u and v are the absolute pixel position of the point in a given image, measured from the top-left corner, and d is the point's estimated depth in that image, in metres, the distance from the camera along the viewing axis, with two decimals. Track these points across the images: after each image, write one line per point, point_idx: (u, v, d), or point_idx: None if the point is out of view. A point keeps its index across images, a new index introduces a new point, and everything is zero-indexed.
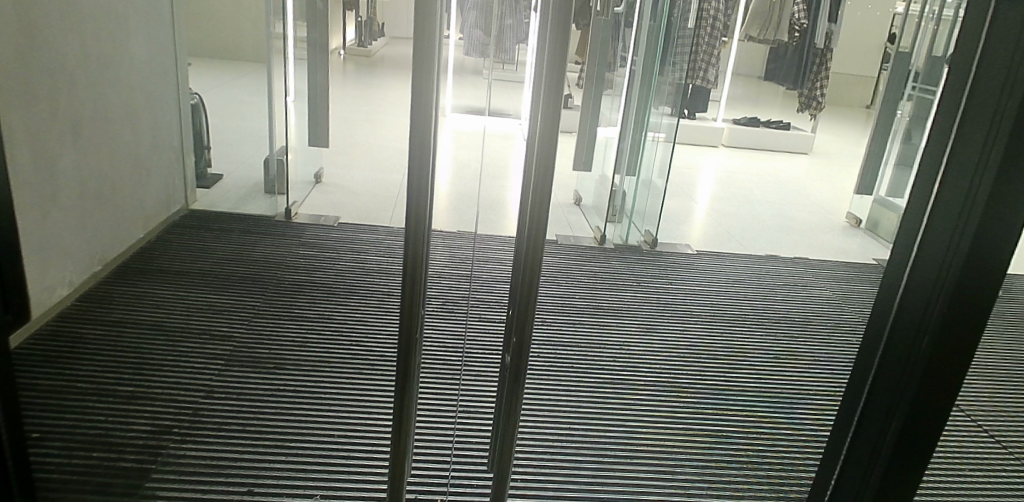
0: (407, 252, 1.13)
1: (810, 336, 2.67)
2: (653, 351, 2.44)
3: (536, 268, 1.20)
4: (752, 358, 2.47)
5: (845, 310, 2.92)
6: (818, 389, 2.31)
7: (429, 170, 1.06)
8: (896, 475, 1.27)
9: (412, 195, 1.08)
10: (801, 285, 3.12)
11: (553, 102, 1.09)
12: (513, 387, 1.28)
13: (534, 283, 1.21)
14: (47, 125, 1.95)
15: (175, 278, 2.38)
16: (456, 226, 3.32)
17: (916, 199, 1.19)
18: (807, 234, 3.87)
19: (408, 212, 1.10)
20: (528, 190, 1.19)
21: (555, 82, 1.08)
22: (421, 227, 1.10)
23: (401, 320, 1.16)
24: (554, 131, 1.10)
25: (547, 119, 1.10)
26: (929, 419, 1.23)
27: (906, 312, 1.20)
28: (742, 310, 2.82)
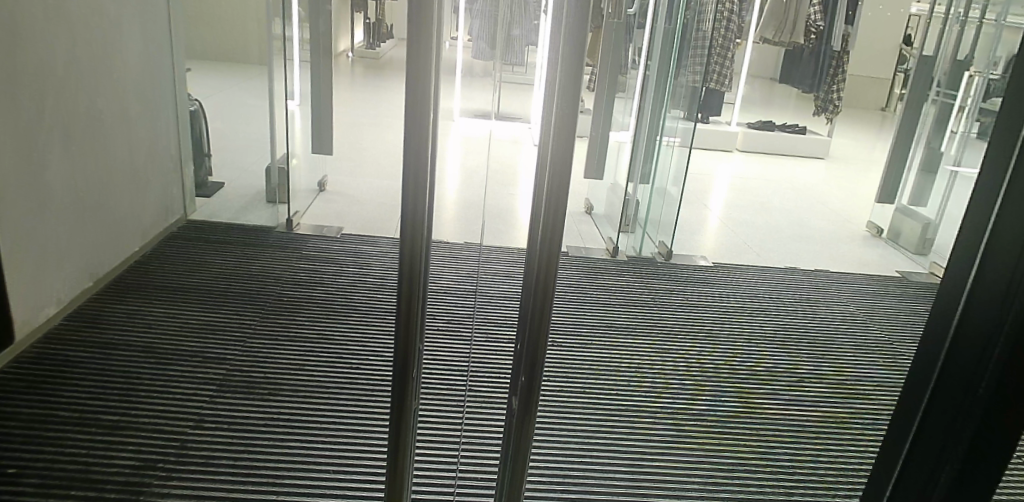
0: (404, 277, 1.02)
1: (834, 354, 2.55)
2: (669, 371, 2.32)
3: (548, 299, 1.09)
4: (774, 377, 2.35)
5: (868, 326, 2.79)
6: (844, 412, 2.19)
7: (425, 190, 0.97)
8: (962, 497, 1.18)
9: (407, 214, 0.98)
10: (822, 298, 2.99)
11: (569, 118, 0.98)
12: (522, 428, 1.17)
13: (545, 315, 1.11)
14: (38, 122, 1.87)
15: (170, 294, 2.28)
16: (463, 237, 3.21)
17: (985, 183, 1.10)
18: (826, 245, 3.74)
19: (405, 234, 1.00)
20: (538, 212, 1.09)
21: (570, 96, 0.97)
22: (416, 250, 1.01)
23: (395, 350, 1.06)
24: (569, 148, 1.00)
25: (561, 136, 0.99)
26: (1002, 432, 1.13)
27: (977, 308, 1.12)
28: (761, 326, 2.70)
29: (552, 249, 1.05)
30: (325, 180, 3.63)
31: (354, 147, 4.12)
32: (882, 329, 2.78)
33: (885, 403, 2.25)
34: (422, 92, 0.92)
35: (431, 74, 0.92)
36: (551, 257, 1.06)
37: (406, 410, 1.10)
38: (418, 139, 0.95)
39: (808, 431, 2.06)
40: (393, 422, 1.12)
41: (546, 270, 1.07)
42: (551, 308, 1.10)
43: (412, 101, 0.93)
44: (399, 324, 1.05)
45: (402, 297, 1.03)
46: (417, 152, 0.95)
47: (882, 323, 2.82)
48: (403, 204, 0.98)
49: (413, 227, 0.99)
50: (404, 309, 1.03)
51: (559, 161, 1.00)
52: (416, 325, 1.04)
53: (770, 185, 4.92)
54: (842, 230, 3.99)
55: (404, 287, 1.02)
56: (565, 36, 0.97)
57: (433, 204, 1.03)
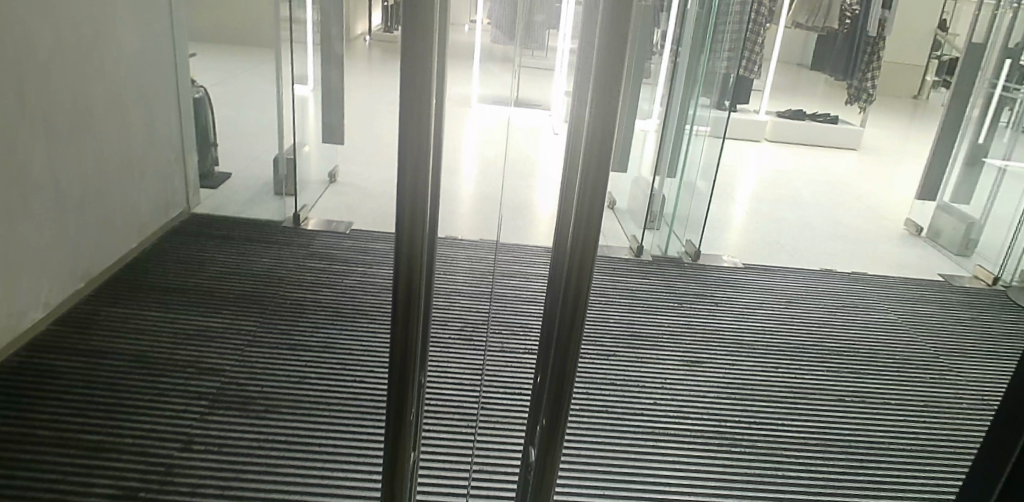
0: (400, 299, 0.86)
1: (876, 369, 2.36)
2: (699, 387, 2.15)
3: (575, 333, 0.92)
4: (812, 395, 2.17)
5: (910, 336, 2.60)
6: (885, 434, 2.00)
7: (426, 200, 0.82)
8: None
9: (403, 215, 0.82)
10: (860, 304, 2.81)
11: (605, 120, 0.80)
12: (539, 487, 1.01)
13: (571, 346, 0.93)
14: (24, 103, 1.76)
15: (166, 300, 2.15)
16: (479, 234, 3.05)
17: None
18: (862, 244, 3.54)
19: (400, 247, 0.84)
20: (568, 228, 0.93)
21: (606, 93, 0.79)
22: (415, 265, 0.85)
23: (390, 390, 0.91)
24: (604, 155, 0.82)
25: (593, 141, 0.81)
26: None
27: None
28: (797, 337, 2.52)
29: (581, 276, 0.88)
30: (335, 170, 3.48)
31: (367, 136, 3.96)
32: (926, 339, 2.59)
33: (933, 426, 2.06)
34: (422, 81, 0.76)
35: (432, 56, 0.76)
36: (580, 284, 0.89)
37: (401, 459, 0.95)
38: (415, 139, 0.79)
39: (846, 456, 1.88)
40: (386, 472, 0.97)
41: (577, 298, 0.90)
42: (580, 339, 0.92)
43: (410, 90, 0.77)
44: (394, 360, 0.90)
45: (397, 324, 0.88)
46: (414, 148, 0.79)
47: (925, 333, 2.63)
48: (398, 202, 0.82)
49: (409, 244, 0.83)
50: (401, 338, 0.89)
51: (591, 172, 0.82)
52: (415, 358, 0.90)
53: (801, 179, 4.69)
54: (877, 229, 3.77)
55: (399, 312, 0.87)
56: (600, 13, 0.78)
57: (434, 207, 0.87)
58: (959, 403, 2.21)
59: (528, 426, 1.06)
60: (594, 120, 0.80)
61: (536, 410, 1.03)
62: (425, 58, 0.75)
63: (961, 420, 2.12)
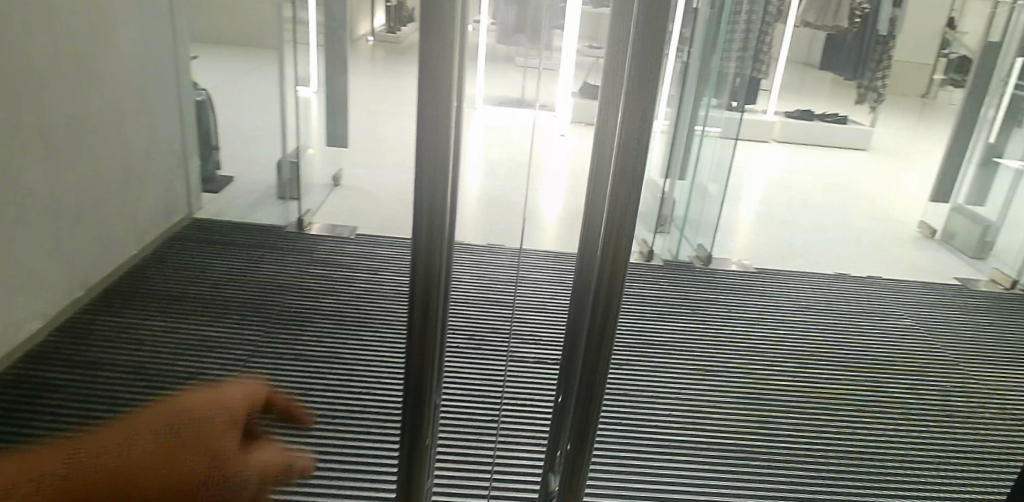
0: (416, 310, 0.83)
1: (895, 378, 2.30)
2: (715, 399, 2.09)
3: (600, 355, 0.87)
4: (831, 407, 2.11)
5: (928, 342, 2.54)
6: (907, 448, 1.95)
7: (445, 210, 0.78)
8: None
9: (421, 220, 0.79)
10: (876, 310, 2.74)
11: (641, 113, 0.75)
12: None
13: (599, 362, 0.87)
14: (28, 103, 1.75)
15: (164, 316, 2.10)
16: (486, 238, 2.99)
17: None
18: (875, 247, 3.47)
19: (417, 257, 0.80)
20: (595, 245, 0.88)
21: (642, 86, 0.74)
22: (433, 275, 0.81)
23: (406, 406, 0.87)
24: (639, 150, 0.77)
25: (628, 137, 0.76)
26: None
27: None
28: (813, 345, 2.46)
29: (614, 282, 0.82)
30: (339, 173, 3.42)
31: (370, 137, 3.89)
32: (945, 346, 2.52)
33: (956, 439, 2.01)
34: (446, 81, 0.72)
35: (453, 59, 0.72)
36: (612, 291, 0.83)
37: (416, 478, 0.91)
38: (432, 145, 0.75)
39: (868, 472, 1.84)
40: (400, 493, 0.92)
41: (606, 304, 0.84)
42: (608, 354, 0.86)
43: (429, 94, 0.73)
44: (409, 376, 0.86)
45: (413, 336, 0.84)
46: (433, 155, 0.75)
47: (943, 339, 2.57)
48: (418, 206, 0.78)
49: (428, 249, 0.79)
50: (417, 352, 0.84)
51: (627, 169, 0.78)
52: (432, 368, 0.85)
53: (811, 180, 4.63)
54: (891, 232, 3.71)
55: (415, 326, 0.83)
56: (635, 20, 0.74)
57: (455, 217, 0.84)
58: (982, 414, 2.15)
59: (549, 448, 1.00)
60: (630, 114, 0.75)
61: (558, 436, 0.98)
62: (448, 58, 0.71)
63: (984, 433, 2.06)
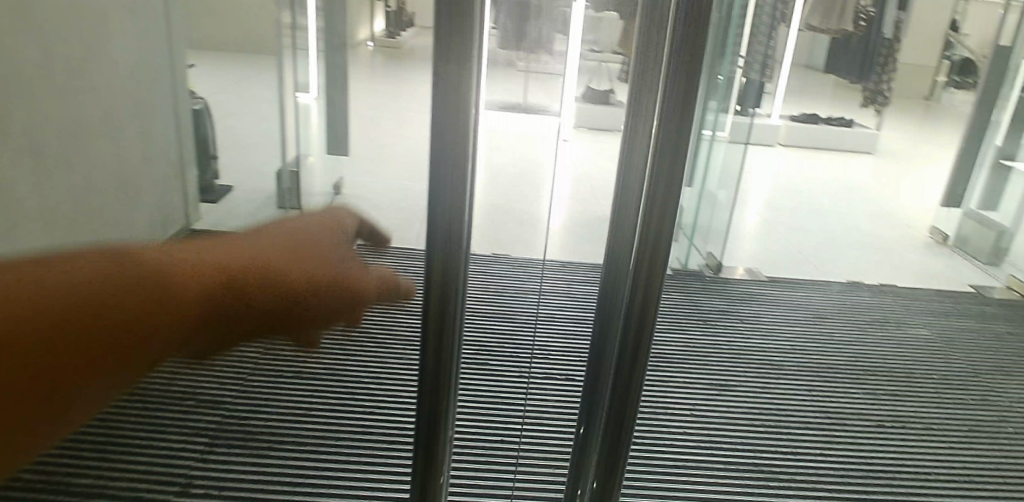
0: (429, 311, 0.86)
1: (913, 389, 2.24)
2: (730, 414, 2.03)
3: (640, 349, 0.97)
4: (850, 421, 2.05)
5: (946, 352, 2.48)
6: (929, 465, 1.89)
7: (464, 222, 0.81)
8: None
9: (436, 229, 0.81)
10: (892, 320, 2.68)
11: (673, 141, 0.84)
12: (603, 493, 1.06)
13: (635, 371, 0.98)
14: (41, 126, 1.80)
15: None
16: (490, 249, 2.92)
17: None
18: (886, 254, 3.41)
19: (432, 264, 0.83)
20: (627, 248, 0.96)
21: (677, 116, 0.83)
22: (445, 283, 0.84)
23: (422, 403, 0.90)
24: (672, 168, 0.86)
25: (661, 161, 0.85)
26: None
27: None
28: (828, 355, 2.39)
29: (650, 292, 0.92)
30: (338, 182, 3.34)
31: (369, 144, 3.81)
32: (963, 356, 2.47)
33: (978, 454, 1.95)
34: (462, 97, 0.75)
35: (467, 76, 0.74)
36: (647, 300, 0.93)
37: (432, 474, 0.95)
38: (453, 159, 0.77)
39: (891, 492, 1.77)
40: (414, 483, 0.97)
41: (642, 319, 0.94)
42: (645, 364, 0.97)
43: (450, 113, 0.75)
44: (423, 374, 0.89)
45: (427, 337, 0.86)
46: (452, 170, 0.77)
47: (961, 349, 2.51)
48: (431, 215, 0.80)
49: (445, 259, 0.82)
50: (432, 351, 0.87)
51: (661, 188, 0.86)
52: (448, 365, 0.88)
53: (817, 185, 4.57)
54: (901, 237, 3.65)
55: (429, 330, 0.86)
56: (671, 49, 0.82)
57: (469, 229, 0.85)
58: (1003, 427, 2.09)
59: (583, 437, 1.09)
60: (664, 141, 0.84)
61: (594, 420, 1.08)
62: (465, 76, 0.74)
63: (1008, 447, 2.00)
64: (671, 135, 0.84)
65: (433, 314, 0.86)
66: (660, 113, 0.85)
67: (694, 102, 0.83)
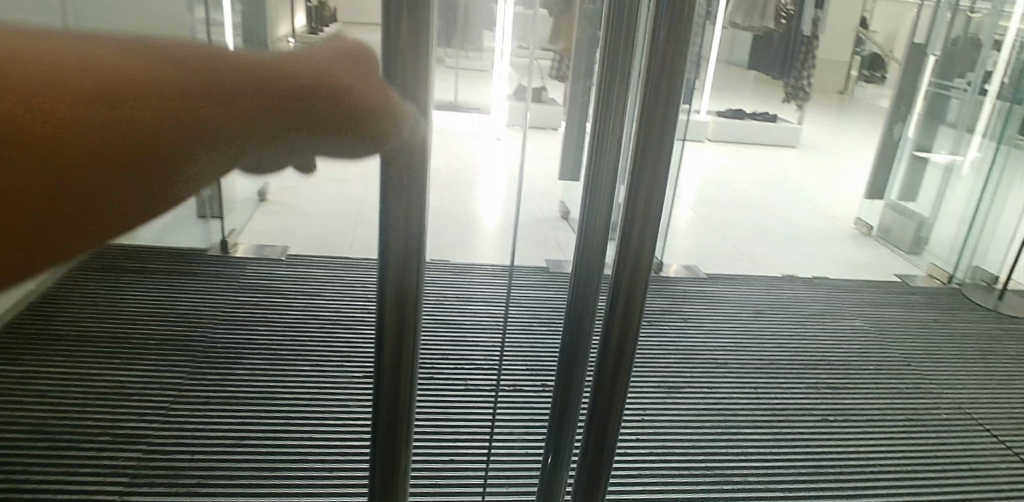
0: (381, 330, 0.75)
1: (852, 381, 2.28)
2: (680, 417, 2.00)
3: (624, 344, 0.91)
4: (796, 417, 2.06)
5: (879, 342, 2.55)
6: (874, 459, 1.91)
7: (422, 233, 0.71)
8: None
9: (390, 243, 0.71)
10: (827, 312, 2.74)
11: (659, 133, 0.80)
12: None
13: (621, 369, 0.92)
14: None
15: (93, 364, 1.96)
16: None
17: None
18: (817, 246, 3.50)
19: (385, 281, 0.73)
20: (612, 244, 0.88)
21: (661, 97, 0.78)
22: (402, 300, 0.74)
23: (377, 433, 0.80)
24: (660, 154, 0.81)
25: (645, 158, 0.80)
26: None
27: None
28: (770, 351, 2.41)
29: (634, 290, 0.87)
30: None
31: None
32: (896, 345, 2.54)
33: (917, 442, 2.00)
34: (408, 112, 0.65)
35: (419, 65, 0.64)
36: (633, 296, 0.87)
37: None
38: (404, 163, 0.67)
39: (842, 488, 1.78)
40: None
41: (627, 312, 0.89)
42: (633, 359, 0.91)
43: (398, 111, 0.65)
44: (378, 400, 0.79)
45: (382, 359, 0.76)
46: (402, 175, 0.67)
47: (893, 338, 2.59)
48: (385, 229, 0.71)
49: (400, 271, 0.72)
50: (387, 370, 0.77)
51: (644, 185, 0.82)
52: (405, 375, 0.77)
53: (747, 179, 4.64)
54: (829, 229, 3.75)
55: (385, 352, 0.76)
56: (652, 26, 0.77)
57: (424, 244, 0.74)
58: (938, 414, 2.15)
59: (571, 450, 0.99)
60: (647, 134, 0.80)
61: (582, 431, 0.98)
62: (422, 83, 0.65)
63: (943, 434, 2.06)
64: (655, 129, 0.79)
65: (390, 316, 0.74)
66: (642, 103, 0.79)
67: (679, 90, 0.78)
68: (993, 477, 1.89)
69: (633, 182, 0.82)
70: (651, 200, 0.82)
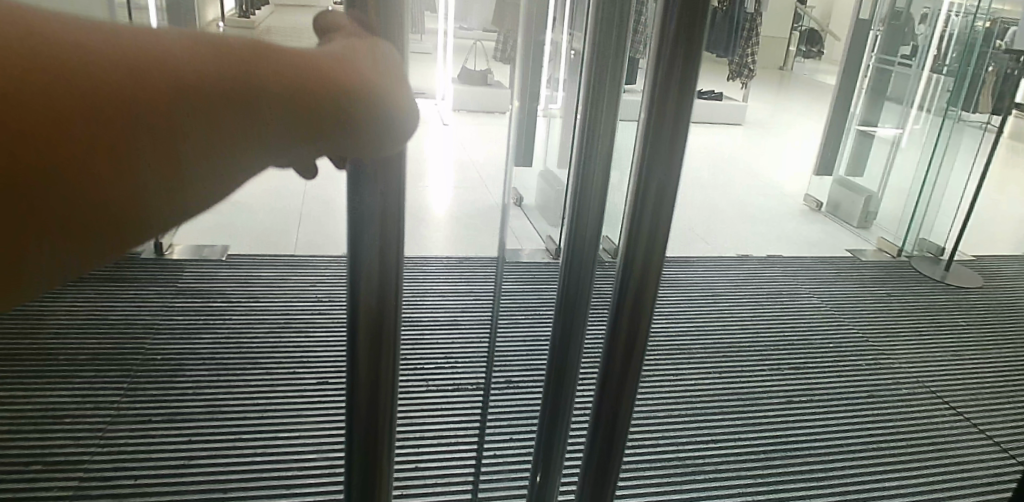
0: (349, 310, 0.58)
1: (814, 361, 2.27)
2: (648, 407, 1.95)
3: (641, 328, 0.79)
4: (762, 401, 2.03)
5: (837, 319, 2.56)
6: (841, 439, 1.90)
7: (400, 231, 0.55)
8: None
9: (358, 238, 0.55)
10: (785, 291, 2.74)
11: (671, 128, 0.69)
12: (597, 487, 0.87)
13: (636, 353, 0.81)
14: None
15: (16, 383, 1.79)
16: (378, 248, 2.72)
17: None
18: (769, 223, 3.52)
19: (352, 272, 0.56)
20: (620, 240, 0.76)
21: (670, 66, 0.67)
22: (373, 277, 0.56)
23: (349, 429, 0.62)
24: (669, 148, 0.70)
25: (658, 145, 0.69)
26: None
27: None
28: (731, 335, 2.39)
29: (646, 283, 0.76)
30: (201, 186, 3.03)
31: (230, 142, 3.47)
32: (854, 321, 2.56)
33: (882, 421, 2.00)
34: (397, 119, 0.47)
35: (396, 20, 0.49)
36: (645, 284, 0.76)
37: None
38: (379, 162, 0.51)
39: (812, 472, 1.76)
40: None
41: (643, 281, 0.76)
42: (646, 348, 0.80)
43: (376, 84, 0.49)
44: (351, 385, 0.61)
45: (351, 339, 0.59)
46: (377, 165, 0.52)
47: (850, 314, 2.61)
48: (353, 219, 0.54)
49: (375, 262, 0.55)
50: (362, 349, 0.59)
51: (653, 192, 0.70)
52: (385, 398, 0.61)
53: (699, 158, 4.63)
54: (780, 206, 3.77)
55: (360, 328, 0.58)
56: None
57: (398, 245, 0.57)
58: (900, 389, 2.17)
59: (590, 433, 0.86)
60: (655, 129, 0.69)
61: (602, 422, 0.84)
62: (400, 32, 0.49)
63: (906, 410, 2.07)
64: (668, 115, 0.68)
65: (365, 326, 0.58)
66: (647, 86, 0.70)
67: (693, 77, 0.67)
68: (955, 451, 1.90)
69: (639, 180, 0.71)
70: (664, 199, 0.72)
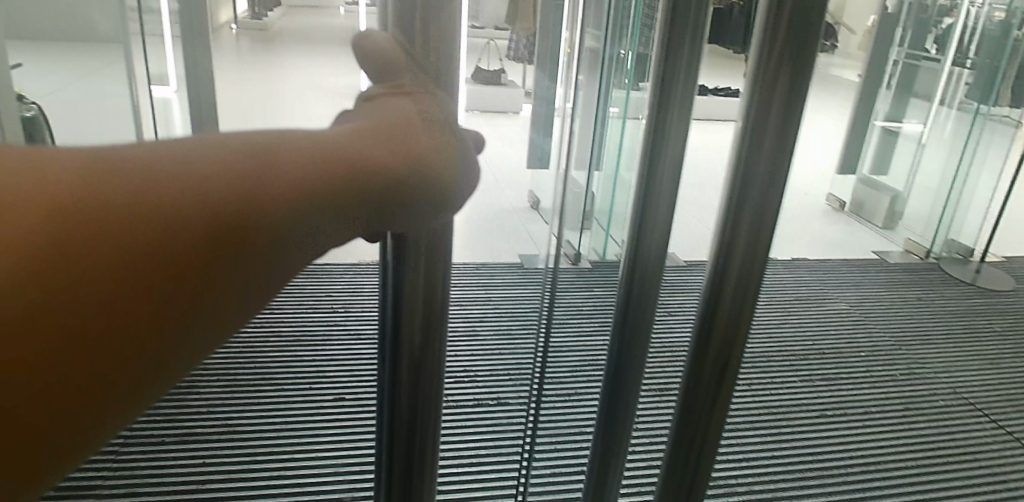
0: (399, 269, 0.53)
1: (845, 371, 2.19)
2: None
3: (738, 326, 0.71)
4: (794, 414, 1.95)
5: (866, 326, 2.49)
6: (882, 456, 1.81)
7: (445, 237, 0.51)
8: None
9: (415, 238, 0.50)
10: (812, 296, 2.67)
11: (773, 148, 0.63)
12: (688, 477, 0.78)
13: (730, 362, 0.73)
14: None
15: None
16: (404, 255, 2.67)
17: None
18: (793, 223, 3.44)
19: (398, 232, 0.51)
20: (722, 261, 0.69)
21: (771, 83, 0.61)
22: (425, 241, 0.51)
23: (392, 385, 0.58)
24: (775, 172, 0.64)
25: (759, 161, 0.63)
26: None
27: None
28: (758, 343, 2.31)
29: (745, 292, 0.69)
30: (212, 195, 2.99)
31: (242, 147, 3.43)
32: (884, 328, 2.48)
33: (918, 434, 1.91)
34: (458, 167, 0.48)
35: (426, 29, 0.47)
36: (742, 302, 0.70)
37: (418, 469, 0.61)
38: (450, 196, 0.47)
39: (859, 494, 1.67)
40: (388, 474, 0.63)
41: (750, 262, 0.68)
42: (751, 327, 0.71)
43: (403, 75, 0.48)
44: (398, 343, 0.56)
45: (402, 299, 0.54)
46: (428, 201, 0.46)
47: (879, 320, 2.53)
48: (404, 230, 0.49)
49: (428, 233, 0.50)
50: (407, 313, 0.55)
51: (752, 196, 0.64)
52: (434, 379, 0.58)
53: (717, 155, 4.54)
54: (803, 206, 3.68)
55: (410, 290, 0.53)
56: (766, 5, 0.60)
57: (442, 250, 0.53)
58: (935, 401, 2.08)
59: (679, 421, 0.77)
60: (756, 139, 0.63)
61: (697, 404, 0.75)
62: (456, 62, 0.50)
63: (943, 423, 1.98)
64: (773, 124, 0.62)
65: (414, 278, 0.53)
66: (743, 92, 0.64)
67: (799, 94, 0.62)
68: (997, 467, 1.81)
69: (732, 205, 0.66)
70: (759, 228, 0.66)
